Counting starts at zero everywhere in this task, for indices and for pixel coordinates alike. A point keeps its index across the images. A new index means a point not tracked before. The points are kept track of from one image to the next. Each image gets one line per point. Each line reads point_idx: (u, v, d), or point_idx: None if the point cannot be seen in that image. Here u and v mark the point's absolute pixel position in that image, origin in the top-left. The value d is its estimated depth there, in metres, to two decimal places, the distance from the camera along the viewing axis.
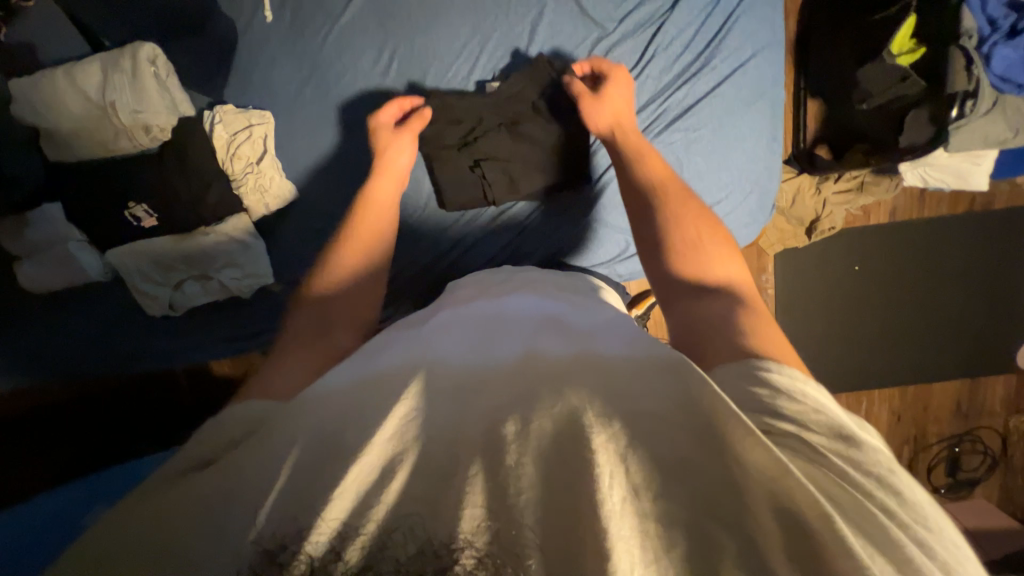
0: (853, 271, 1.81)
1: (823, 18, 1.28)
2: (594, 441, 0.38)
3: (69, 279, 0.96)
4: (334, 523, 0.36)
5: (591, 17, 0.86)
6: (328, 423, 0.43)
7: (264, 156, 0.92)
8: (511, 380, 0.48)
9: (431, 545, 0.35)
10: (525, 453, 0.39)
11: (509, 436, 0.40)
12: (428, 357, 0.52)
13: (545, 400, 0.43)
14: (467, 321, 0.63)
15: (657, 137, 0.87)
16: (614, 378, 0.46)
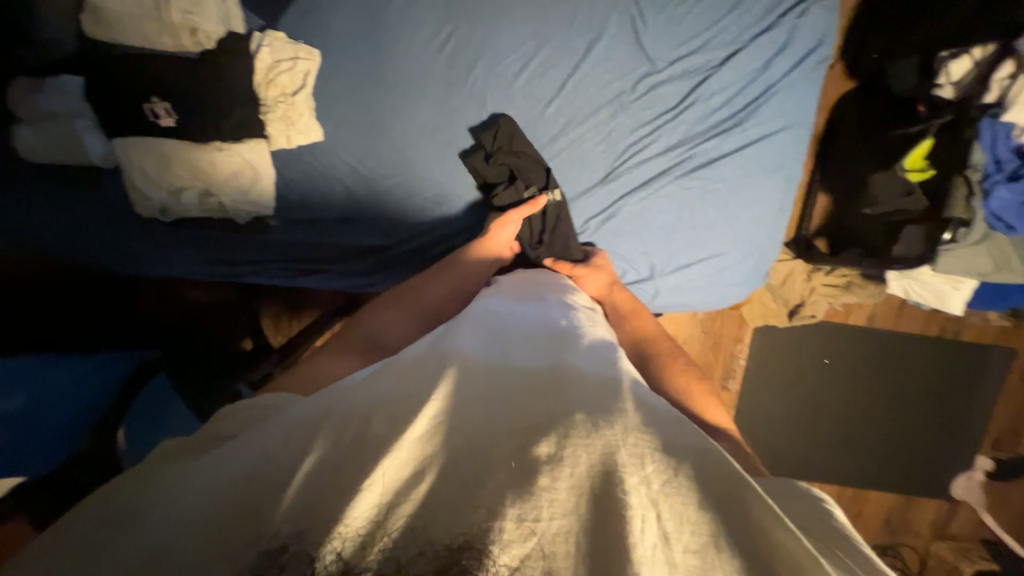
0: (820, 363, 1.88)
1: (851, 121, 1.36)
2: (628, 481, 0.41)
3: (67, 155, 0.94)
4: (356, 531, 0.38)
5: (645, 52, 0.87)
6: (354, 421, 0.45)
7: (301, 90, 0.91)
8: (538, 399, 0.49)
9: (434, 546, 0.38)
10: (562, 483, 0.41)
11: (547, 461, 0.42)
12: (465, 362, 0.54)
13: (577, 430, 0.45)
14: (492, 325, 0.65)
15: (674, 179, 0.90)
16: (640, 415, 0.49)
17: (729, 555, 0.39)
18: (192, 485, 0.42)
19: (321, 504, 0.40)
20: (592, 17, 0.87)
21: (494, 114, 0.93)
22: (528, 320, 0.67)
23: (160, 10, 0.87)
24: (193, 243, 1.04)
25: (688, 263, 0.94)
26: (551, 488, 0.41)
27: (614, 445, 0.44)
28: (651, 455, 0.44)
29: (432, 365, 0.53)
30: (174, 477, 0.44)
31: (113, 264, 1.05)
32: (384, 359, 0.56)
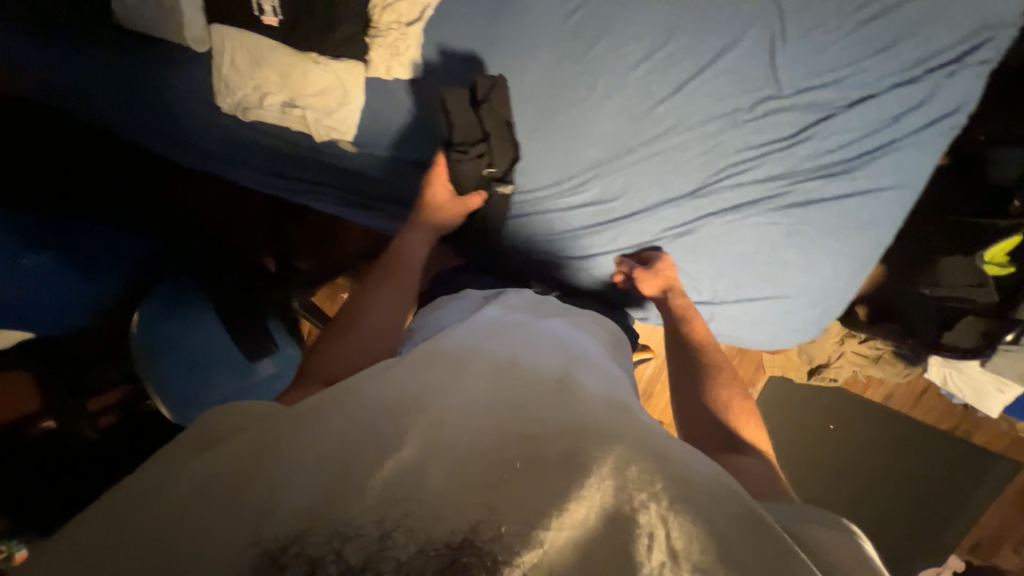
0: (827, 430, 1.87)
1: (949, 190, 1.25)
2: (630, 497, 0.43)
3: (158, 27, 0.93)
4: (352, 525, 0.40)
5: (776, 73, 0.83)
6: (345, 431, 0.46)
7: (416, 22, 0.88)
8: (535, 411, 0.51)
9: (436, 545, 0.39)
10: (570, 498, 0.43)
11: (557, 476, 0.44)
12: (474, 369, 0.56)
13: (574, 449, 0.47)
14: (490, 332, 0.65)
15: (765, 211, 0.87)
16: (641, 437, 0.51)
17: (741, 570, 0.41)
18: (181, 484, 0.43)
19: (324, 512, 0.40)
20: (731, 22, 0.83)
21: (601, 97, 0.89)
22: (525, 329, 0.68)
23: None
24: (264, 152, 1.02)
25: (755, 298, 0.92)
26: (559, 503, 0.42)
27: (616, 462, 0.46)
28: (656, 480, 0.45)
29: (442, 373, 0.55)
30: (168, 472, 0.45)
31: (185, 157, 1.06)
32: (395, 360, 0.57)
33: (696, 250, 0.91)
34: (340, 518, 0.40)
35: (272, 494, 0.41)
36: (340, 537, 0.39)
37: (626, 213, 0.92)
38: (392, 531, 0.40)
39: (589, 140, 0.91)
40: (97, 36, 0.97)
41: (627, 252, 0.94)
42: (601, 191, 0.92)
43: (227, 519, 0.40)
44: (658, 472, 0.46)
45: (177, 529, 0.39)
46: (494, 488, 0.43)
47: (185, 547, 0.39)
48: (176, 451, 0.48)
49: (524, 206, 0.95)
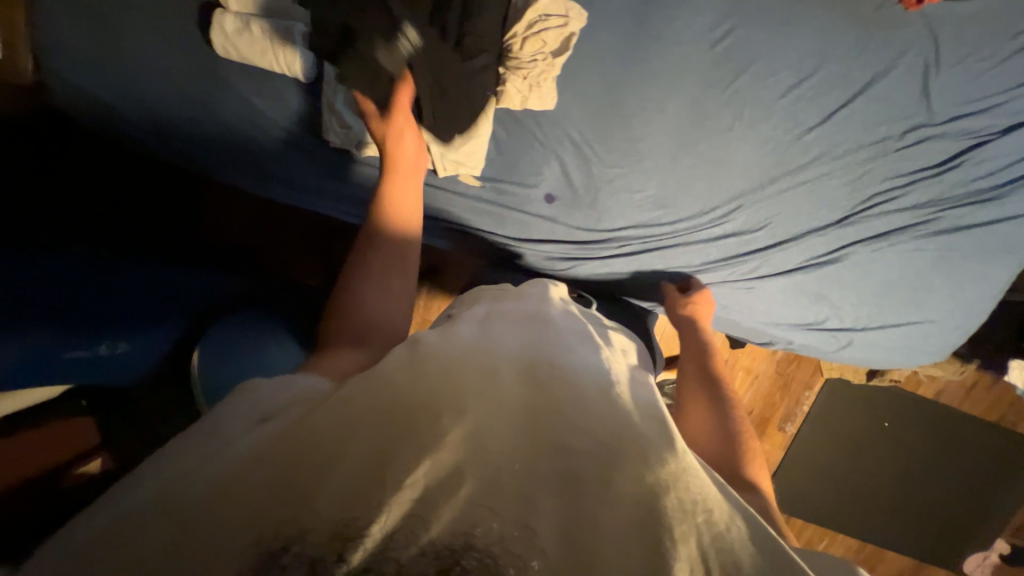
0: (880, 426, 1.93)
1: None
2: (671, 529, 0.41)
3: (266, 61, 0.88)
4: (408, 524, 0.37)
5: (928, 100, 0.83)
6: (373, 443, 0.41)
7: (561, 54, 0.83)
8: (578, 431, 0.47)
9: (437, 549, 0.36)
10: (626, 497, 0.42)
11: (625, 494, 0.42)
12: (519, 381, 0.52)
13: (620, 478, 0.44)
14: (524, 336, 0.60)
15: (914, 239, 0.87)
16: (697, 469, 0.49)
17: None
18: (209, 471, 0.39)
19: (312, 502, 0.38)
20: (885, 49, 0.82)
21: (746, 125, 0.87)
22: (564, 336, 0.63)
23: None
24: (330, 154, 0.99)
25: (896, 323, 0.93)
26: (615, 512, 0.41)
27: (682, 492, 0.44)
28: (713, 503, 0.45)
29: (520, 373, 0.53)
30: (204, 454, 0.41)
31: (271, 189, 1.07)
32: (475, 349, 0.55)
33: (842, 278, 0.91)
34: (383, 507, 0.38)
35: (313, 488, 0.38)
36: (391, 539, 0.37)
37: (770, 242, 0.91)
38: (428, 534, 0.37)
39: (733, 170, 0.89)
40: (202, 68, 0.92)
41: (769, 282, 0.93)
42: (744, 222, 0.91)
43: (281, 500, 0.38)
44: (731, 516, 0.45)
45: (189, 515, 0.36)
46: (535, 514, 0.40)
47: (201, 531, 0.36)
48: (235, 415, 0.46)
49: (662, 238, 0.94)
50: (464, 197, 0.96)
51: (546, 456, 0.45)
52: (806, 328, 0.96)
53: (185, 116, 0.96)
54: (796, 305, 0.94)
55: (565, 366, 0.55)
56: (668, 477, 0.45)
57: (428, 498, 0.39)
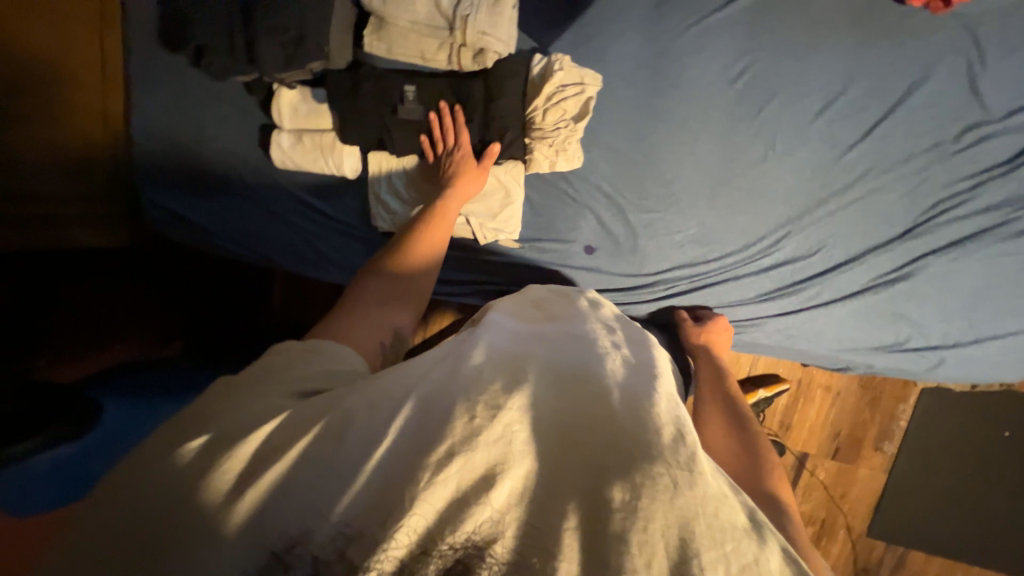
0: (1000, 437, 1.69)
1: None
2: (702, 552, 0.36)
3: (317, 166, 0.99)
4: (425, 530, 0.37)
5: (979, 99, 0.79)
6: (398, 446, 0.41)
7: (584, 117, 0.87)
8: (611, 429, 0.43)
9: (440, 549, 0.37)
10: (659, 518, 0.37)
11: (661, 509, 0.37)
12: (543, 378, 0.47)
13: (658, 485, 0.39)
14: (547, 334, 0.55)
15: (997, 242, 0.81)
16: (726, 491, 0.42)
17: None
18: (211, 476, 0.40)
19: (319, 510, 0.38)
20: (918, 56, 0.80)
21: (782, 152, 0.86)
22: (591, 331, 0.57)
23: (450, 31, 0.86)
24: (348, 209, 1.04)
25: (994, 335, 0.84)
26: (639, 530, 0.36)
27: (718, 517, 0.38)
28: (748, 535, 0.39)
29: (551, 365, 0.49)
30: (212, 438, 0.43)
31: (302, 269, 1.10)
32: (505, 338, 0.52)
33: (917, 293, 0.84)
34: (393, 513, 0.37)
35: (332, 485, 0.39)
36: (393, 537, 0.37)
37: (830, 265, 0.87)
38: (447, 539, 0.37)
39: (777, 198, 0.87)
40: (265, 180, 1.04)
41: (835, 306, 0.88)
42: (795, 249, 0.88)
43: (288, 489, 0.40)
44: (766, 548, 0.38)
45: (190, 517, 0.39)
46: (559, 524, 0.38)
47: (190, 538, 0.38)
48: (270, 384, 0.50)
49: (710, 275, 0.92)
50: (507, 262, 1.00)
51: (562, 463, 0.41)
52: (880, 347, 0.89)
53: (251, 221, 1.06)
54: (872, 328, 0.88)
55: (591, 362, 0.50)
56: (696, 501, 0.38)
57: (433, 503, 0.38)
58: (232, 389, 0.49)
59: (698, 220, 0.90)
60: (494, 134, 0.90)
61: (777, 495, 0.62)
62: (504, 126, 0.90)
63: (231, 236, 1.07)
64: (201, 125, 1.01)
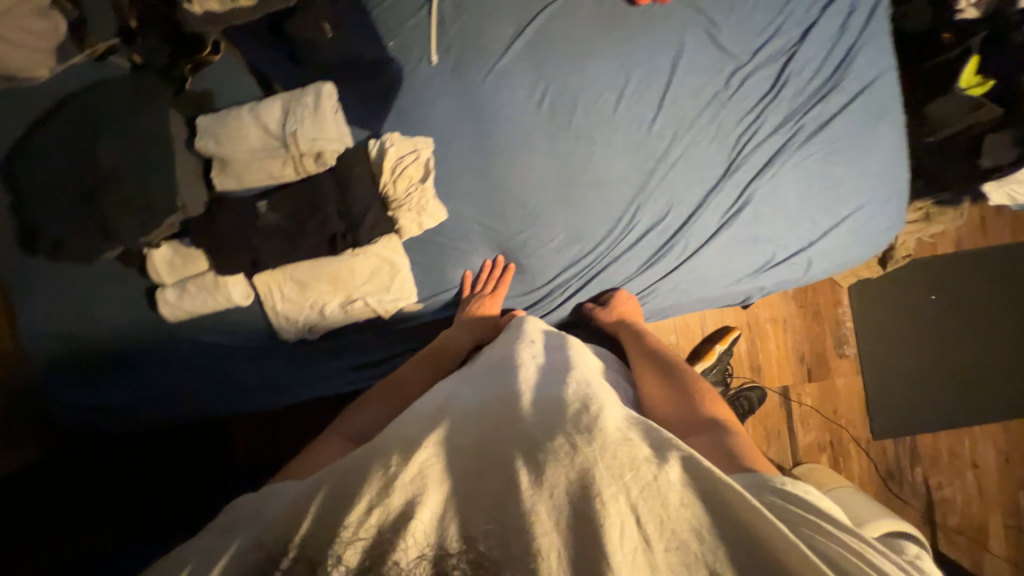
0: (931, 301, 1.82)
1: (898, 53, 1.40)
2: (600, 490, 0.51)
3: (210, 306, 1.01)
4: (373, 553, 0.47)
5: (727, 51, 0.94)
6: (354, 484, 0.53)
7: (428, 176, 0.97)
8: (526, 432, 0.60)
9: (404, 561, 0.47)
10: (561, 480, 0.53)
11: (561, 471, 0.53)
12: (476, 416, 0.65)
13: (558, 456, 0.55)
14: (479, 386, 0.74)
15: (797, 151, 0.93)
16: (621, 439, 0.58)
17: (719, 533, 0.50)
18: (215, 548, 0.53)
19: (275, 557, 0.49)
20: (668, 37, 0.96)
21: (602, 144, 0.98)
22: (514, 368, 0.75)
23: (284, 146, 0.95)
24: (252, 334, 1.05)
25: (836, 223, 0.95)
26: (548, 495, 0.52)
27: (609, 460, 0.55)
28: (639, 464, 0.55)
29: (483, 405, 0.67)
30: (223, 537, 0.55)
31: (223, 411, 1.06)
32: (447, 398, 0.71)
33: (759, 215, 0.95)
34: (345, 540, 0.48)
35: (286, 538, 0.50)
36: (404, 549, 0.48)
37: (684, 218, 0.97)
38: (399, 558, 0.47)
39: (616, 180, 0.98)
40: (162, 338, 1.03)
41: (704, 250, 0.97)
42: (650, 217, 0.98)
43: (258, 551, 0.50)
44: (654, 468, 0.54)
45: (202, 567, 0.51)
46: (493, 507, 0.52)
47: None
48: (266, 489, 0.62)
49: (594, 266, 1.00)
50: (422, 324, 1.05)
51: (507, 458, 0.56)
52: (758, 269, 0.98)
53: (164, 381, 1.03)
54: (741, 256, 0.97)
55: (511, 392, 0.68)
56: (597, 451, 0.55)
57: (434, 519, 0.51)
58: (243, 516, 0.58)
59: (563, 224, 0.99)
60: (360, 218, 0.97)
61: (707, 426, 0.72)
62: (365, 209, 0.97)
63: (145, 406, 1.02)
64: (78, 311, 1.00)
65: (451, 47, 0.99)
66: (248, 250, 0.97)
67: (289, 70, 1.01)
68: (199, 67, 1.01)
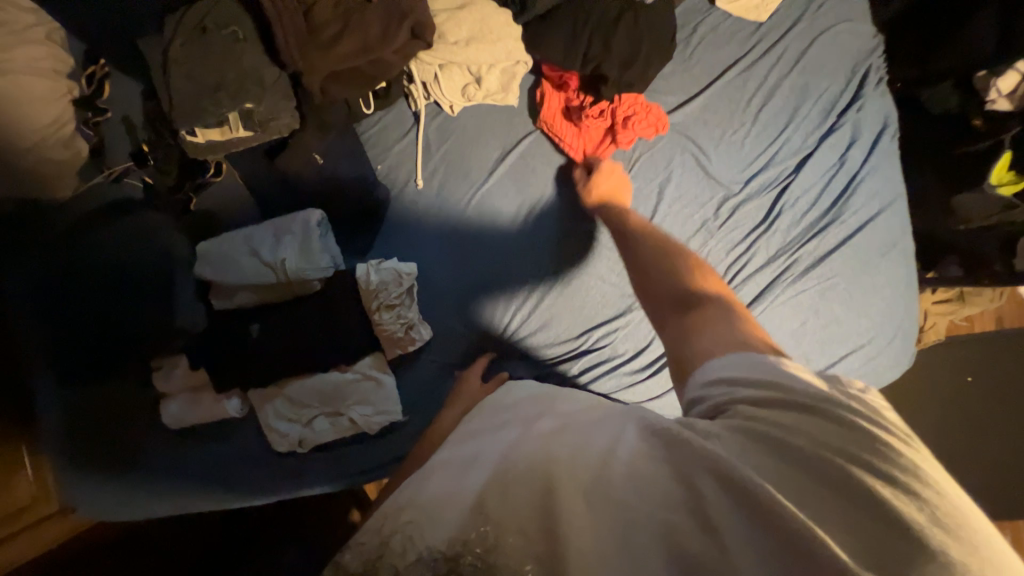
0: (966, 384, 1.66)
1: (922, 134, 1.31)
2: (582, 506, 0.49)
3: (205, 416, 1.06)
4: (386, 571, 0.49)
5: (715, 180, 0.91)
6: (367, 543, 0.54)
7: (410, 301, 0.99)
8: (518, 456, 0.58)
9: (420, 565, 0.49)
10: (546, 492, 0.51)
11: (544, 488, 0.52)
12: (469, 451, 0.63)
13: (545, 472, 0.54)
14: (481, 424, 0.70)
15: (789, 287, 0.89)
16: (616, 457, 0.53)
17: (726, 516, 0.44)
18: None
19: None
20: (654, 163, 0.92)
21: None
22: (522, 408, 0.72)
23: (273, 273, 0.99)
24: (245, 440, 1.09)
25: (834, 362, 0.89)
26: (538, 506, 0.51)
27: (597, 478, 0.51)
28: (632, 473, 0.51)
29: (480, 438, 0.65)
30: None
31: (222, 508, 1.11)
32: (449, 441, 0.69)
33: None
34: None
35: None
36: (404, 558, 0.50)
37: None
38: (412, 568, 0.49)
39: None
40: (160, 443, 1.08)
41: None
42: None
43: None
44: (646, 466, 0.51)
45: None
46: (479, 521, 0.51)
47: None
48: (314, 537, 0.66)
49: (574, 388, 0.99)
50: (406, 434, 1.06)
51: (493, 473, 0.56)
52: None
53: (162, 486, 1.07)
54: None
55: (510, 428, 0.66)
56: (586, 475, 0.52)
57: (430, 528, 0.52)
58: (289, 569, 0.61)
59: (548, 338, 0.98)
60: (347, 337, 1.01)
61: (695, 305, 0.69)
62: (352, 330, 1.01)
63: (147, 507, 1.07)
64: (80, 417, 1.05)
65: (436, 172, 1.00)
66: (239, 370, 1.02)
67: (283, 190, 1.04)
68: (202, 188, 1.07)
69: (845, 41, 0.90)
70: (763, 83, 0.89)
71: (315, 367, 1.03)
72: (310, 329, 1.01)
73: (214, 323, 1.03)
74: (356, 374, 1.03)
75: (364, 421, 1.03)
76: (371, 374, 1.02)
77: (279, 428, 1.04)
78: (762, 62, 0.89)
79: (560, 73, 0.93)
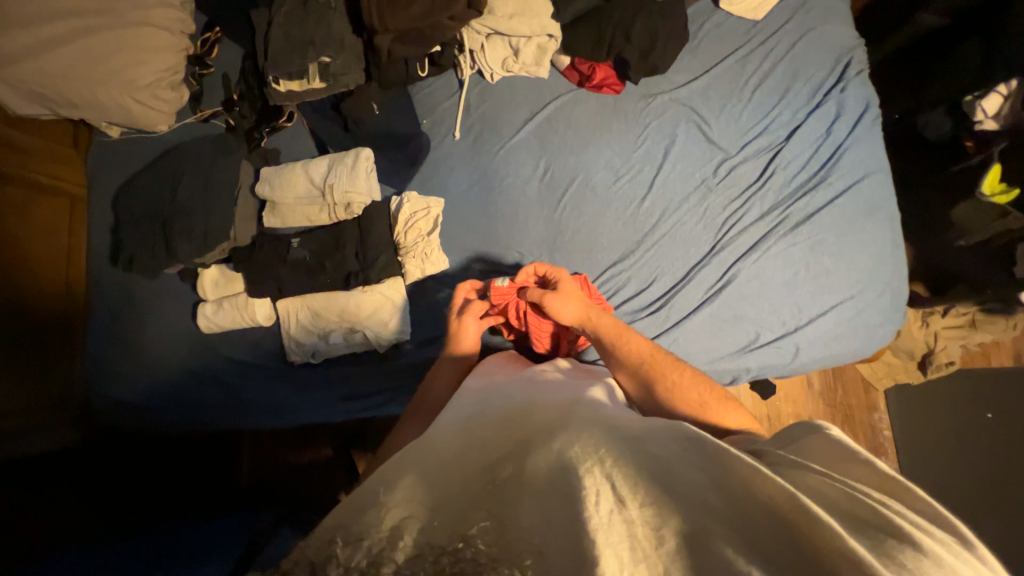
0: (985, 420, 1.61)
1: (921, 155, 1.43)
2: (588, 495, 0.44)
3: (234, 321, 1.14)
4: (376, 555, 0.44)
5: (716, 144, 1.04)
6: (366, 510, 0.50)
7: (434, 228, 1.10)
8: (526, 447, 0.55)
9: (428, 551, 0.44)
10: (552, 488, 0.47)
11: (547, 481, 0.48)
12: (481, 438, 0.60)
13: (548, 459, 0.50)
14: (494, 410, 0.67)
15: (781, 238, 0.98)
16: (631, 455, 0.49)
17: (760, 530, 0.39)
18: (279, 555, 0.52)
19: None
20: (662, 127, 1.07)
21: (594, 215, 1.06)
22: (540, 399, 0.68)
23: (323, 196, 1.14)
24: (268, 353, 1.18)
25: (824, 312, 0.96)
26: (538, 496, 0.47)
27: (609, 471, 0.47)
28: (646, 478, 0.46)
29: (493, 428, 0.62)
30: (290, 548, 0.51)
31: (239, 416, 1.17)
32: (463, 417, 0.67)
33: (742, 292, 0.97)
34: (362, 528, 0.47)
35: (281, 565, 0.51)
36: (404, 545, 0.45)
37: (668, 289, 1.00)
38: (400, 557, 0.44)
39: (604, 246, 1.04)
40: (192, 346, 1.16)
41: (685, 320, 0.98)
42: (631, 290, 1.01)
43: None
44: (668, 470, 0.47)
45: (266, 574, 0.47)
46: (476, 522, 0.47)
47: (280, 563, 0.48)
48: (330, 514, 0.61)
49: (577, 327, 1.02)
50: (416, 360, 1.13)
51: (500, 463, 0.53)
52: (757, 338, 0.97)
53: (188, 387, 1.15)
54: (725, 335, 0.97)
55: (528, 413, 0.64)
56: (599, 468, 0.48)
57: (428, 518, 0.48)
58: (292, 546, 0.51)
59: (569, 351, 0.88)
60: (375, 257, 1.11)
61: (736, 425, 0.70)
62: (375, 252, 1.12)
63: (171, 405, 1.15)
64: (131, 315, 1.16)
65: (473, 127, 1.16)
66: (275, 278, 1.13)
67: (341, 134, 1.22)
68: (274, 131, 1.26)
69: (827, 39, 1.07)
70: (758, 68, 1.06)
71: (342, 284, 1.13)
72: (343, 247, 1.13)
73: (263, 234, 1.17)
74: (376, 291, 1.11)
75: (376, 336, 1.11)
76: (386, 290, 1.11)
77: (296, 335, 1.13)
78: (756, 52, 1.06)
79: (590, 64, 1.10)
